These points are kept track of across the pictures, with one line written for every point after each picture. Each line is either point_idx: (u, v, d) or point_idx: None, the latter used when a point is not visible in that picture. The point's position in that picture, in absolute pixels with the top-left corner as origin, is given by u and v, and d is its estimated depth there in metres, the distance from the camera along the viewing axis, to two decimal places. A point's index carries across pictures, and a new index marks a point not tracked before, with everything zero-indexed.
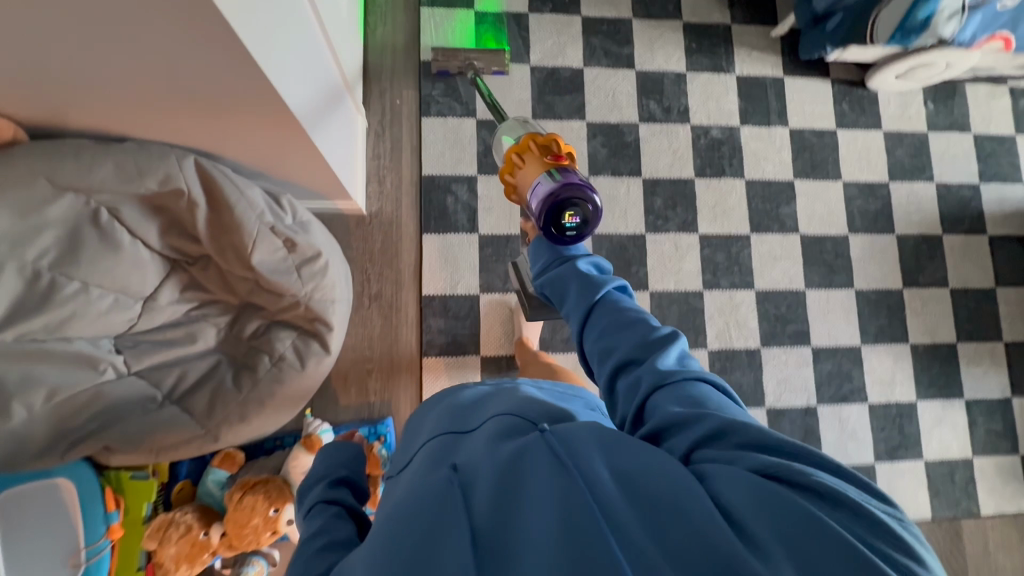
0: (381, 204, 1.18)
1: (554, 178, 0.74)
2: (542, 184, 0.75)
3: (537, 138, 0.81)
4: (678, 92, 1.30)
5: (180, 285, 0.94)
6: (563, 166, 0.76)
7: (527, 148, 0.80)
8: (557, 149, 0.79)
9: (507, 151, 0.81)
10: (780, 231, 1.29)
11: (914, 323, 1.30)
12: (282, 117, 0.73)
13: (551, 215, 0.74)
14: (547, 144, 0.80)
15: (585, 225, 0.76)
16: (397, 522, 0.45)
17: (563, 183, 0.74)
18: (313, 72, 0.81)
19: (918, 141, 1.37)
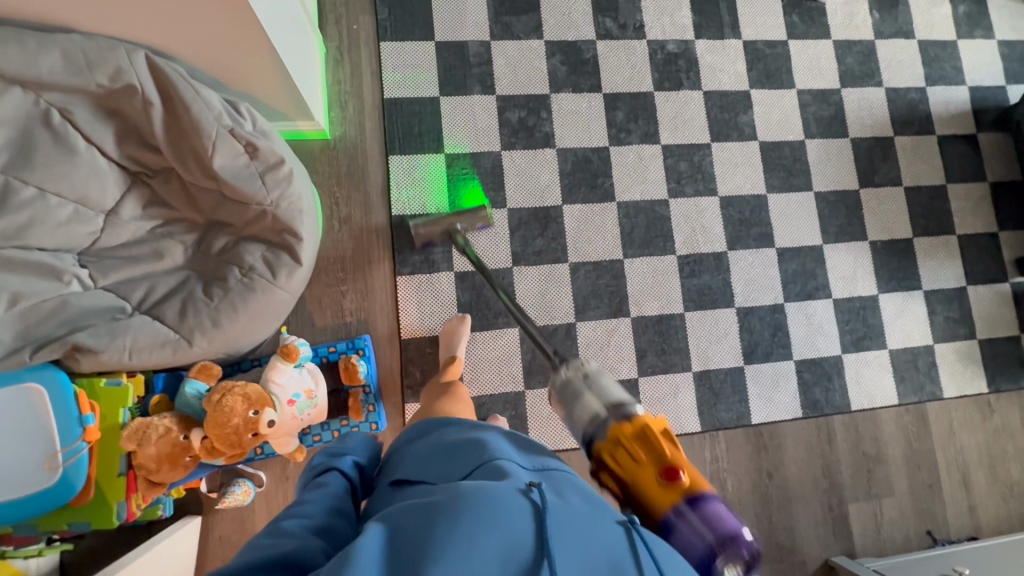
0: (344, 129, 1.18)
1: (693, 521, 0.61)
2: (678, 530, 0.62)
3: (629, 439, 0.69)
4: (632, 9, 1.33)
5: (142, 201, 0.93)
6: (693, 493, 0.64)
7: (627, 460, 0.67)
8: (664, 455, 0.67)
9: (604, 455, 0.69)
10: (739, 139, 1.32)
11: (872, 222, 1.35)
12: (235, 7, 0.72)
13: (702, 567, 0.60)
14: (643, 435, 0.68)
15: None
16: (483, 510, 0.43)
17: (712, 530, 0.60)
18: None
19: (866, 48, 1.42)
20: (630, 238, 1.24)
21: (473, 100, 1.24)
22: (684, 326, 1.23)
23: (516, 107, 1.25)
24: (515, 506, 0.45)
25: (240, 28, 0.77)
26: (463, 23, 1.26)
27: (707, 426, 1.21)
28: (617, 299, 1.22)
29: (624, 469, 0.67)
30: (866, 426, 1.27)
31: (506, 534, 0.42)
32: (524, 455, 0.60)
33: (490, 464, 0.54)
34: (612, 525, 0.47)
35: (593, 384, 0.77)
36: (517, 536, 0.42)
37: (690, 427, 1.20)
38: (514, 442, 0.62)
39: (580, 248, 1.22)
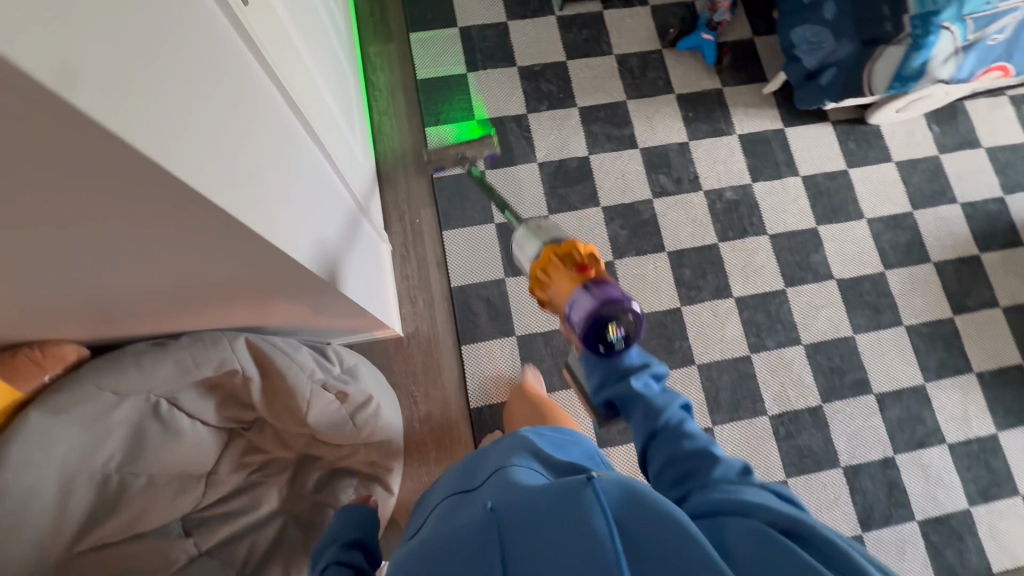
0: (416, 324, 1.20)
1: (593, 292, 0.74)
2: (577, 301, 0.75)
3: (557, 249, 0.82)
4: (684, 162, 1.32)
5: (239, 451, 0.95)
6: (599, 281, 0.76)
7: (553, 261, 0.80)
8: (579, 256, 0.80)
9: (532, 267, 0.83)
10: (815, 280, 1.27)
11: (974, 350, 1.26)
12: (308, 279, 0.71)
13: (591, 324, 0.73)
14: (570, 252, 0.81)
15: (628, 341, 0.74)
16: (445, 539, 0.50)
17: (598, 299, 0.73)
18: (339, 236, 0.84)
19: (932, 165, 1.37)
20: (717, 403, 1.19)
21: None
22: None
23: None
24: (468, 539, 0.50)
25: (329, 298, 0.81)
26: (520, 201, 1.28)
27: None
28: None
29: (546, 275, 0.81)
30: None
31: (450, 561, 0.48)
32: (473, 470, 0.65)
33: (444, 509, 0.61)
34: (571, 481, 0.50)
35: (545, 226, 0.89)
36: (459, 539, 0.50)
37: None
38: (466, 468, 0.67)
39: None
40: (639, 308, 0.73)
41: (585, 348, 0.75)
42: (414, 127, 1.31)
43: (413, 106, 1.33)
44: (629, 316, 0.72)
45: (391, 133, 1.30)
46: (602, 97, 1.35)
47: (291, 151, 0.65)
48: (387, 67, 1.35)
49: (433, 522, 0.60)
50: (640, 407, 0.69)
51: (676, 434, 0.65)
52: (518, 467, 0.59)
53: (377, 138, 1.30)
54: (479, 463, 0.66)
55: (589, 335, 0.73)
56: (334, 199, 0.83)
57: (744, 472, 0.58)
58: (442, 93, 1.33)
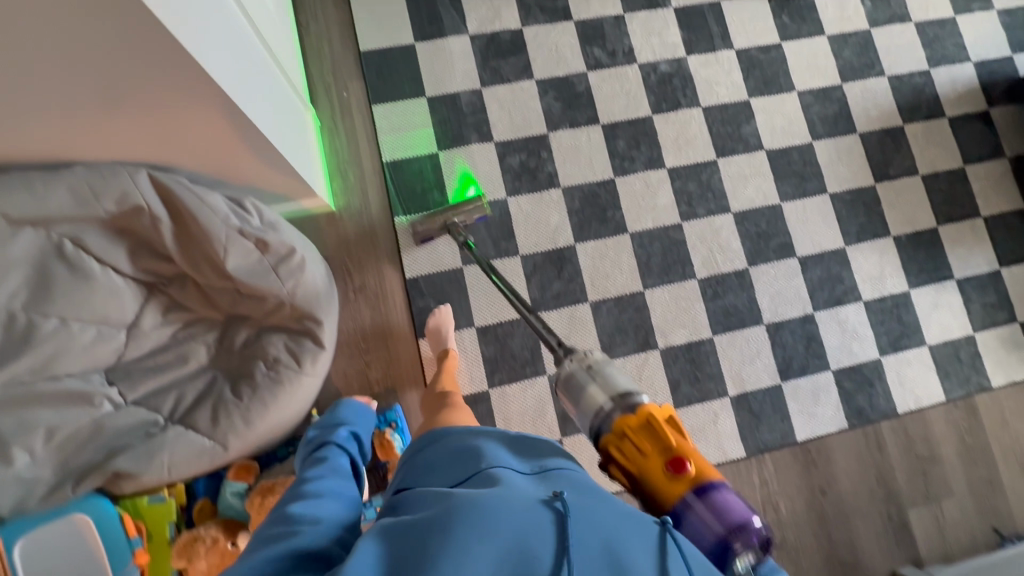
0: (348, 197, 1.18)
1: (700, 512, 0.61)
2: (689, 510, 0.62)
3: (631, 423, 0.69)
4: (619, 35, 1.31)
5: (162, 308, 0.93)
6: (701, 482, 0.63)
7: (632, 453, 0.67)
8: (677, 455, 0.65)
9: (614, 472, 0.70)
10: (745, 150, 1.30)
11: (892, 215, 1.31)
12: (223, 111, 0.70)
13: (715, 556, 0.60)
14: (647, 425, 0.68)
15: (756, 558, 0.62)
16: (498, 519, 0.47)
17: (722, 521, 0.60)
18: (258, 76, 0.82)
19: (862, 39, 1.38)
20: (648, 268, 1.22)
21: (470, 150, 1.22)
22: (715, 351, 1.20)
23: (516, 150, 1.23)
24: (535, 520, 0.47)
25: (243, 141, 0.79)
26: (451, 75, 1.25)
27: (752, 450, 1.18)
28: (643, 332, 1.19)
29: (629, 463, 0.68)
30: (916, 428, 1.23)
31: (511, 542, 0.46)
32: (523, 455, 0.61)
33: (484, 475, 0.56)
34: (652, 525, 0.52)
35: (599, 376, 0.76)
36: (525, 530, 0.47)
37: (734, 453, 1.17)
38: (512, 442, 0.63)
39: (598, 285, 1.20)
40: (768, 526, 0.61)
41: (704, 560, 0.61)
42: None
43: None
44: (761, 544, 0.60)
45: (313, 5, 1.24)
46: None
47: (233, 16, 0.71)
48: None
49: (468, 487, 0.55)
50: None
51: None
52: (582, 483, 0.57)
53: (299, 10, 1.23)
54: (530, 448, 0.63)
55: (715, 557, 0.60)
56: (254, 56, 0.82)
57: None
58: None
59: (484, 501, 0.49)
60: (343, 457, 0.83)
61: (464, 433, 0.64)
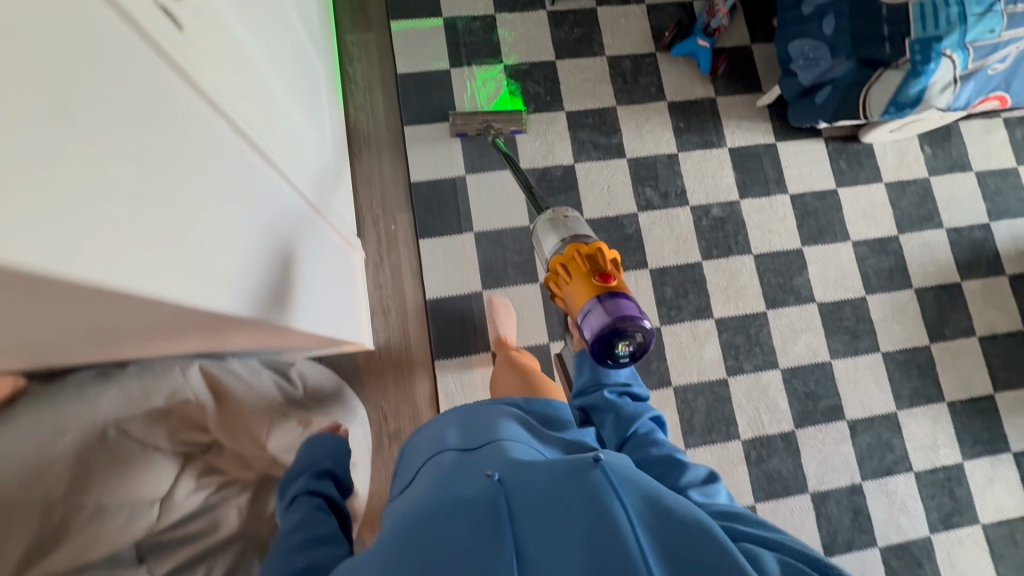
0: (388, 336, 1.16)
1: (606, 306, 0.79)
2: (591, 311, 0.79)
3: (581, 248, 0.85)
4: (672, 175, 1.28)
5: (196, 473, 0.90)
6: (614, 291, 0.80)
7: (572, 267, 0.84)
8: (603, 264, 0.83)
9: (553, 261, 0.86)
10: (796, 303, 1.25)
11: (948, 379, 1.26)
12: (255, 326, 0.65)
13: (602, 339, 0.78)
14: (593, 256, 0.84)
15: (632, 352, 0.81)
16: (438, 528, 0.49)
17: (614, 313, 0.77)
18: (309, 262, 0.80)
19: (921, 188, 1.35)
20: (691, 426, 1.18)
21: (514, 289, 1.20)
22: None
23: None
24: (475, 515, 0.50)
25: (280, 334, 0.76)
26: (501, 210, 1.23)
27: None
28: None
29: (568, 276, 0.84)
30: None
31: (459, 542, 0.48)
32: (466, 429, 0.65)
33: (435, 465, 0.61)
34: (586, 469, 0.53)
35: (568, 224, 0.90)
36: (468, 532, 0.49)
37: None
38: (463, 421, 0.67)
39: None
40: (651, 327, 0.78)
41: (589, 344, 0.80)
42: (392, 126, 1.24)
43: (391, 102, 1.25)
44: (641, 335, 0.78)
45: (367, 133, 1.23)
46: (591, 102, 1.30)
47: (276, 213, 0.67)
48: (364, 58, 1.26)
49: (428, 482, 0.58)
50: (608, 422, 0.81)
51: (645, 442, 0.76)
52: (524, 451, 0.60)
53: (352, 137, 1.23)
54: (476, 421, 0.66)
55: (601, 340, 0.78)
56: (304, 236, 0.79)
57: (709, 481, 0.70)
58: (423, 90, 1.26)
59: (430, 516, 0.51)
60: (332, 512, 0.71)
61: (427, 432, 0.68)
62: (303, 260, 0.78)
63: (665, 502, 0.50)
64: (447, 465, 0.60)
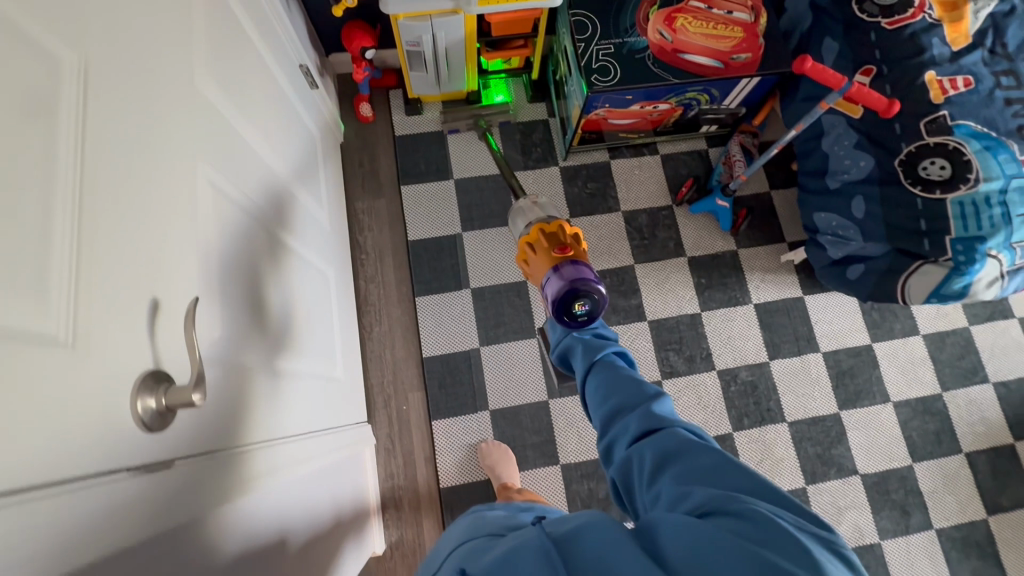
0: (401, 532, 1.09)
1: (563, 271, 0.80)
2: (550, 281, 0.80)
3: (545, 227, 0.87)
4: (696, 337, 1.22)
5: None
6: (573, 257, 0.82)
7: (534, 240, 0.86)
8: (564, 237, 0.85)
9: (520, 240, 0.88)
10: (838, 476, 1.17)
11: (1010, 558, 1.15)
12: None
13: (561, 299, 0.78)
14: (557, 231, 0.86)
15: (591, 313, 0.80)
16: None
17: (571, 278, 0.79)
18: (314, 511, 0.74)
19: (962, 338, 1.27)
20: None
21: (534, 472, 1.13)
22: None
23: (584, 474, 1.13)
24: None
25: None
26: (519, 382, 1.17)
27: None
28: None
29: (530, 247, 0.86)
30: None
31: None
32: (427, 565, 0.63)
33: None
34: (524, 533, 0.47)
35: (542, 209, 0.93)
36: None
37: None
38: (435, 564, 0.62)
39: None
40: (605, 289, 0.78)
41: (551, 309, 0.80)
42: (403, 296, 1.21)
43: (403, 270, 1.22)
44: (596, 295, 0.78)
45: (377, 305, 1.20)
46: (608, 260, 1.26)
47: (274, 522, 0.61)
48: (374, 226, 1.24)
49: None
50: (579, 353, 0.72)
51: (610, 366, 0.67)
52: (478, 545, 0.55)
53: (362, 310, 1.19)
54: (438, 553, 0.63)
55: (560, 299, 0.78)
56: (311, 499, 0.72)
57: (662, 398, 0.59)
58: (435, 257, 1.23)
59: None
60: None
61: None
62: (310, 528, 0.73)
63: (592, 530, 0.43)
64: None
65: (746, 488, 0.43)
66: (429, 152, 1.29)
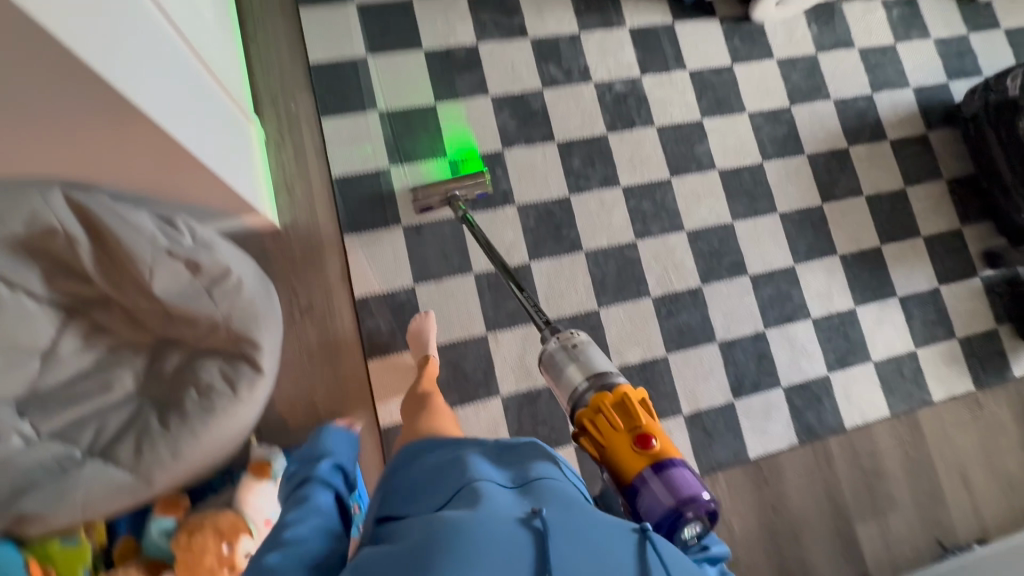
0: (295, 215, 1.14)
1: (660, 480, 0.70)
2: (649, 486, 0.71)
3: (610, 397, 0.78)
4: (574, 53, 1.31)
5: (83, 333, 0.89)
6: (660, 460, 0.72)
7: (605, 428, 0.76)
8: (642, 425, 0.75)
9: (580, 414, 0.78)
10: (698, 170, 1.31)
11: (839, 235, 1.35)
12: (129, 119, 0.66)
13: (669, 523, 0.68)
14: (621, 404, 0.77)
15: (701, 529, 0.71)
16: (483, 533, 0.49)
17: (674, 494, 0.68)
18: (200, 99, 0.87)
19: (810, 63, 1.43)
20: (603, 287, 1.22)
21: (423, 167, 1.20)
22: (669, 369, 1.21)
23: (469, 167, 1.22)
24: (517, 541, 0.49)
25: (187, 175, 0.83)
26: (406, 90, 1.23)
27: (705, 468, 1.18)
28: None
29: (602, 437, 0.76)
30: (863, 444, 1.26)
31: (503, 558, 0.48)
32: (511, 471, 0.63)
33: (471, 490, 0.58)
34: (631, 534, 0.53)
35: (579, 356, 0.84)
36: (517, 548, 0.49)
37: None
38: (495, 454, 0.66)
39: (553, 303, 1.20)
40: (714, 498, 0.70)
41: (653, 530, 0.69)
42: (287, 9, 1.22)
43: None
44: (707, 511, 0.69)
45: (261, 15, 1.20)
46: None
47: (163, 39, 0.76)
48: None
49: (467, 495, 0.57)
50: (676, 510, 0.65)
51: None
52: (565, 493, 0.58)
53: (246, 19, 1.19)
54: (505, 463, 0.65)
55: (667, 529, 0.68)
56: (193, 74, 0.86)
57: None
58: None
59: (477, 519, 0.50)
60: (327, 495, 0.70)
61: (450, 449, 0.68)
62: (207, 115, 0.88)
63: None
64: (485, 490, 0.57)
65: None
66: None
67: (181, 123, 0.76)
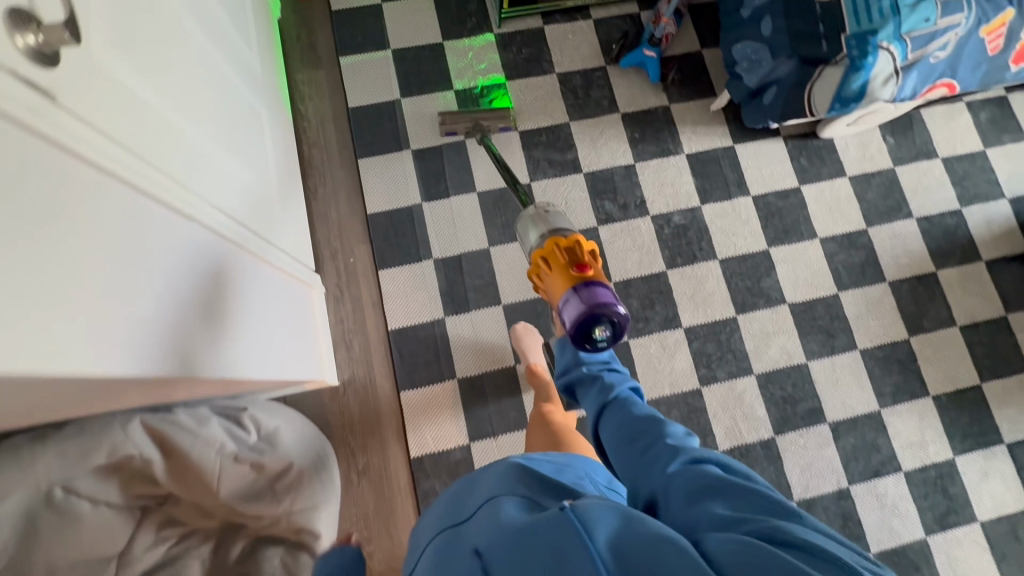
0: (352, 370, 1.15)
1: (581, 295, 0.82)
2: (567, 305, 0.83)
3: (561, 242, 0.88)
4: (630, 186, 1.27)
5: (155, 525, 0.90)
6: (589, 280, 0.83)
7: (551, 260, 0.87)
8: (580, 256, 0.85)
9: (535, 254, 0.90)
10: (767, 305, 1.23)
11: (930, 373, 1.22)
12: (182, 378, 0.65)
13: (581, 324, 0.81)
14: (572, 247, 0.87)
15: (612, 337, 0.84)
16: None
17: (587, 301, 0.81)
18: (259, 297, 0.83)
19: (887, 179, 1.33)
20: None
21: (477, 314, 1.19)
22: None
23: (524, 313, 1.20)
24: None
25: (230, 383, 0.78)
26: (460, 234, 1.22)
27: None
28: None
29: (547, 267, 0.88)
30: None
31: None
32: (468, 496, 0.62)
33: (436, 549, 0.58)
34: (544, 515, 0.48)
35: (548, 219, 0.94)
36: None
37: None
38: (461, 486, 0.65)
39: None
40: (625, 314, 0.82)
41: (571, 341, 0.85)
42: (346, 160, 1.25)
43: (345, 136, 1.26)
44: (617, 319, 0.81)
45: (321, 168, 1.24)
46: (544, 120, 1.30)
47: (214, 259, 0.70)
48: (315, 96, 1.28)
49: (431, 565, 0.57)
50: (593, 390, 0.84)
51: (623, 405, 0.78)
52: (498, 506, 0.56)
53: (307, 173, 1.23)
54: (468, 490, 0.64)
55: (580, 329, 0.81)
56: (253, 273, 0.81)
57: (687, 436, 0.67)
58: (375, 122, 1.27)
59: None
60: None
61: (440, 498, 0.68)
62: (261, 310, 0.83)
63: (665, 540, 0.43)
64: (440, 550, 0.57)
65: (766, 509, 0.49)
66: (366, 25, 1.32)
67: (221, 347, 0.71)
